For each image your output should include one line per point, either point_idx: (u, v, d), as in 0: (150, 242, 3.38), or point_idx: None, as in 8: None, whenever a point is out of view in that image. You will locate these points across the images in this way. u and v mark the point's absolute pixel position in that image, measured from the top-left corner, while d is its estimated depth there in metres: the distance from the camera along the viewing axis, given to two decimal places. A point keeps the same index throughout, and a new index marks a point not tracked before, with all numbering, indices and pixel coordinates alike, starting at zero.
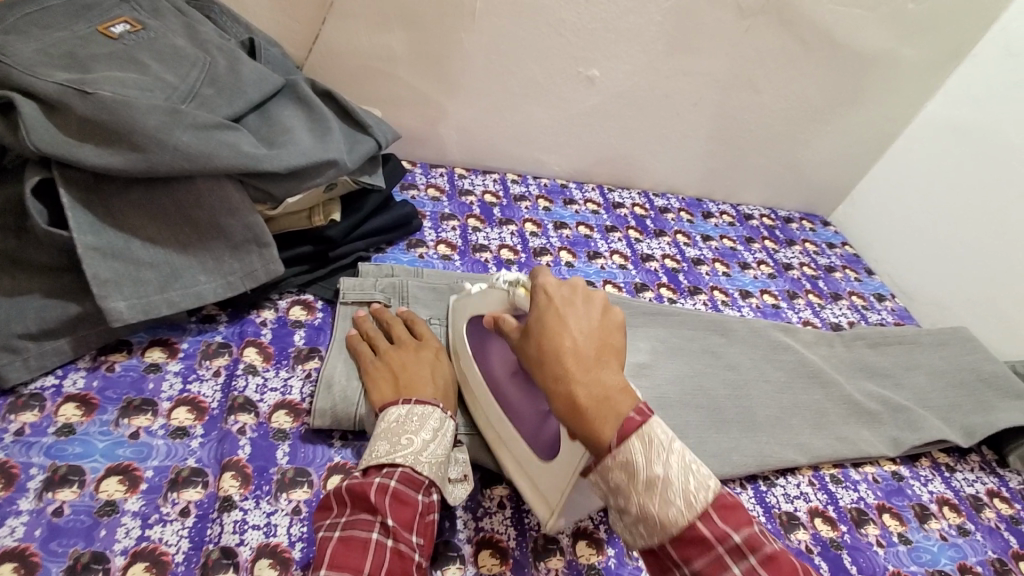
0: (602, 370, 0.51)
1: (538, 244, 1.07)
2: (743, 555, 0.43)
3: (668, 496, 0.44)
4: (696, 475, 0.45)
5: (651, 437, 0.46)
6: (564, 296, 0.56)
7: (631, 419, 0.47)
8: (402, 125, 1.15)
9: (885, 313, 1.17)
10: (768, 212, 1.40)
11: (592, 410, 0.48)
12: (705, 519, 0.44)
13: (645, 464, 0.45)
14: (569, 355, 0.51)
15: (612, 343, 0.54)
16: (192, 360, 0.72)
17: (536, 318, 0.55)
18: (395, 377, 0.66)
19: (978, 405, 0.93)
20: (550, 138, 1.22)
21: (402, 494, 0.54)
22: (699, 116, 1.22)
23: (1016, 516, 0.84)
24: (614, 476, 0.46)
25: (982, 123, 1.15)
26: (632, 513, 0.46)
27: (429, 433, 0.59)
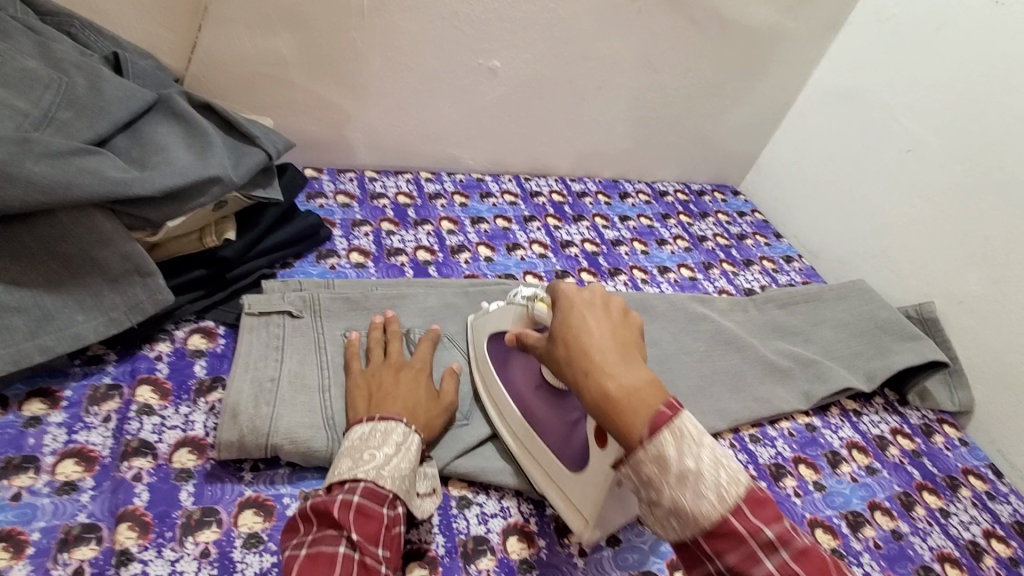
0: (631, 364, 0.49)
1: (455, 241, 1.06)
2: (775, 550, 0.42)
3: (700, 489, 0.44)
4: (727, 470, 0.44)
5: (683, 430, 0.45)
6: (587, 297, 0.55)
7: (661, 414, 0.46)
8: (303, 132, 1.10)
9: (793, 274, 1.23)
10: (682, 187, 1.44)
11: (625, 404, 0.47)
12: (737, 514, 0.43)
13: (677, 457, 0.44)
14: (599, 351, 0.50)
15: (636, 339, 0.52)
16: (78, 408, 0.67)
17: (560, 320, 0.53)
18: (369, 396, 0.65)
19: (877, 350, 1.00)
20: (460, 132, 1.21)
21: (365, 508, 0.54)
22: (605, 99, 1.24)
23: (917, 450, 0.91)
24: (647, 469, 0.45)
25: (862, 86, 1.22)
26: (666, 509, 0.45)
27: (393, 448, 0.59)
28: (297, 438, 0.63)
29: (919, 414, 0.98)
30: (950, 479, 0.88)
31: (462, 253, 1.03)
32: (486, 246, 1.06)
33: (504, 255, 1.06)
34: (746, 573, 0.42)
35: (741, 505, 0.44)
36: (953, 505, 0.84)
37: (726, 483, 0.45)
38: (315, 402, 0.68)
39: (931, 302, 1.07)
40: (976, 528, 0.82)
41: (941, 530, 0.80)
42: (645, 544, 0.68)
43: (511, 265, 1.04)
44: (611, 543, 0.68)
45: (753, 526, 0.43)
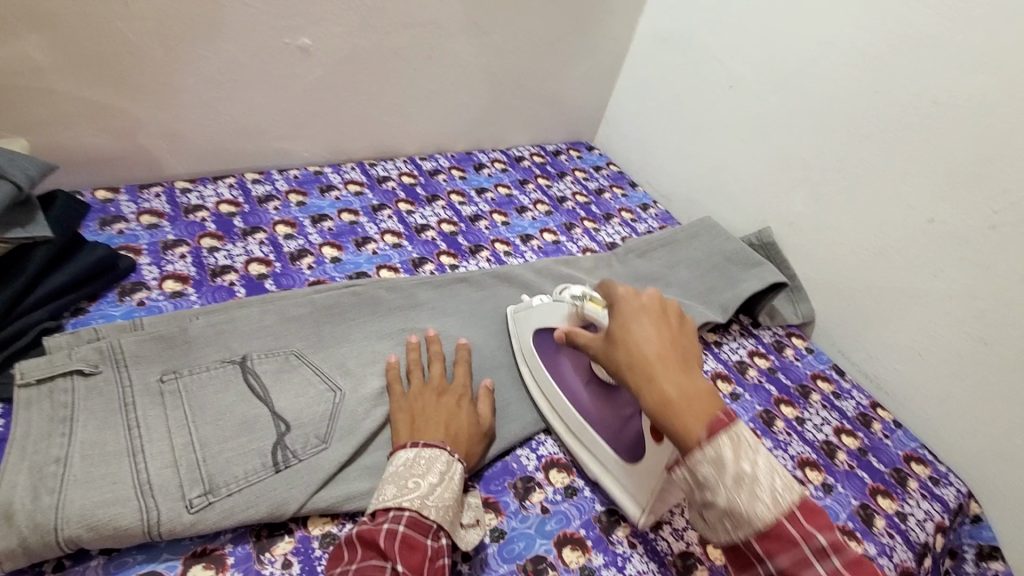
0: (690, 376, 0.53)
1: (295, 247, 0.95)
2: (827, 557, 0.44)
3: (755, 492, 0.46)
4: (782, 476, 0.47)
5: (740, 436, 0.48)
6: (644, 307, 0.58)
7: (719, 419, 0.49)
8: (83, 149, 0.91)
9: (650, 221, 1.27)
10: (537, 149, 1.42)
11: (684, 412, 0.50)
12: (790, 519, 0.46)
13: (734, 460, 0.47)
14: (656, 354, 0.54)
15: (688, 341, 0.57)
16: None
17: (620, 328, 0.58)
18: (413, 421, 0.65)
19: (729, 281, 1.06)
20: (284, 125, 1.08)
21: (410, 538, 0.53)
22: (440, 69, 1.17)
23: (771, 366, 0.98)
24: (704, 471, 0.48)
25: (684, 29, 1.26)
26: (720, 511, 0.47)
27: (437, 476, 0.58)
28: (97, 523, 0.53)
29: (771, 332, 1.06)
30: (802, 387, 0.96)
31: (304, 258, 0.93)
32: (331, 246, 0.97)
33: (354, 253, 0.97)
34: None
35: (832, 566, 0.44)
36: (806, 412, 0.91)
37: (804, 518, 0.46)
38: (124, 470, 0.57)
39: (768, 228, 1.15)
40: (828, 428, 0.90)
41: (799, 437, 0.87)
42: (531, 529, 0.66)
43: (361, 262, 0.96)
44: (495, 538, 0.64)
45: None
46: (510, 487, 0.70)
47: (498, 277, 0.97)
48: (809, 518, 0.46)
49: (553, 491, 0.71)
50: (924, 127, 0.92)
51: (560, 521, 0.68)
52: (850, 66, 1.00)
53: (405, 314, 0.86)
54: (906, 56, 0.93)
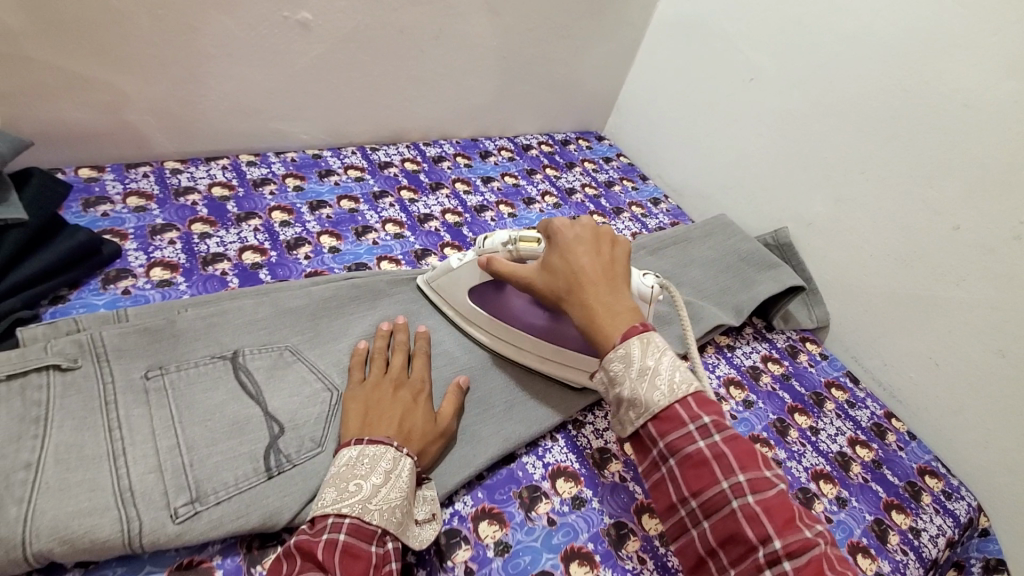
0: (615, 294, 0.61)
1: (292, 235, 0.90)
2: (709, 434, 0.51)
3: (655, 383, 0.53)
4: (681, 371, 0.54)
5: (650, 340, 0.55)
6: (578, 237, 0.66)
7: (635, 327, 0.57)
8: (64, 123, 0.86)
9: (661, 216, 1.22)
10: (546, 138, 1.36)
11: (606, 320, 0.58)
12: (681, 403, 0.52)
13: (641, 357, 0.54)
14: (587, 273, 0.62)
15: (618, 264, 0.65)
16: None
17: (556, 257, 0.65)
18: (364, 413, 0.61)
19: (743, 282, 1.02)
20: (282, 105, 1.02)
21: (352, 547, 0.49)
22: (447, 50, 1.11)
23: (785, 372, 0.95)
24: (614, 368, 0.55)
25: (703, 16, 1.20)
26: (626, 402, 0.54)
27: (381, 476, 0.54)
28: (72, 536, 0.49)
29: (784, 336, 1.03)
30: (816, 395, 0.93)
31: (301, 247, 0.88)
32: (330, 235, 0.92)
33: (353, 242, 0.92)
34: (681, 449, 0.51)
35: (713, 442, 0.50)
36: (821, 421, 0.88)
37: (695, 403, 0.53)
38: (103, 477, 0.53)
39: (784, 228, 1.11)
40: (842, 439, 0.87)
41: (813, 448, 0.84)
42: (537, 542, 0.63)
43: (362, 253, 0.91)
44: (500, 551, 0.61)
45: (722, 462, 0.50)
46: (515, 497, 0.67)
47: None
48: (701, 405, 0.53)
49: (560, 502, 0.67)
50: (953, 128, 0.88)
51: (567, 535, 0.64)
52: (877, 61, 0.95)
53: (407, 309, 0.82)
54: (938, 51, 0.89)
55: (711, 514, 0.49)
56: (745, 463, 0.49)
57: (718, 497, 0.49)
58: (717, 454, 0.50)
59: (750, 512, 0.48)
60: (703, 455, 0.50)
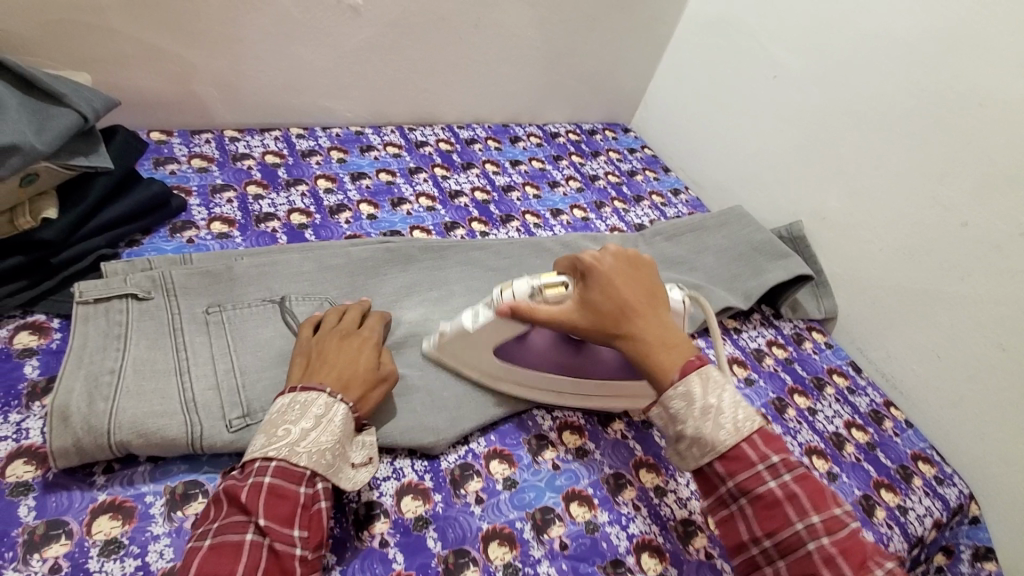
0: (663, 324, 0.63)
1: (334, 201, 0.99)
2: (778, 472, 0.55)
3: (719, 422, 0.57)
4: (743, 408, 0.58)
5: (709, 375, 0.59)
6: (615, 267, 0.65)
7: (692, 362, 0.59)
8: (139, 90, 0.96)
9: (680, 206, 1.27)
10: (574, 127, 1.42)
11: (664, 355, 0.60)
12: (747, 443, 0.57)
13: (702, 396, 0.57)
14: (634, 307, 0.62)
15: (655, 287, 0.66)
16: (15, 405, 0.61)
17: (596, 292, 0.63)
18: (308, 362, 0.61)
19: (755, 270, 1.07)
20: (330, 82, 1.11)
21: (278, 489, 0.51)
22: (485, 38, 1.18)
23: (789, 357, 0.99)
24: (675, 406, 0.58)
25: (733, 14, 1.24)
26: (688, 438, 0.58)
27: (311, 421, 0.55)
28: (147, 431, 0.58)
29: (792, 324, 1.07)
30: (817, 380, 0.97)
31: (342, 213, 0.97)
32: (368, 204, 1.00)
33: (389, 211, 1.00)
34: (752, 489, 0.55)
35: (784, 482, 0.55)
36: (819, 403, 0.93)
37: (762, 443, 0.57)
38: (172, 387, 0.62)
39: (799, 221, 1.15)
40: (838, 421, 0.91)
41: (809, 426, 0.88)
42: (541, 482, 0.70)
43: (396, 221, 0.99)
44: (507, 486, 0.68)
45: (795, 502, 0.54)
46: (524, 442, 0.74)
47: (526, 247, 0.99)
48: (767, 444, 0.57)
49: (565, 451, 0.74)
50: (966, 129, 0.91)
51: (569, 478, 0.71)
52: (898, 63, 0.99)
53: (435, 272, 0.90)
54: (955, 55, 0.92)
55: (787, 553, 0.53)
56: (817, 501, 0.54)
57: (792, 537, 0.53)
58: (787, 494, 0.54)
59: (827, 555, 0.51)
60: (774, 494, 0.54)
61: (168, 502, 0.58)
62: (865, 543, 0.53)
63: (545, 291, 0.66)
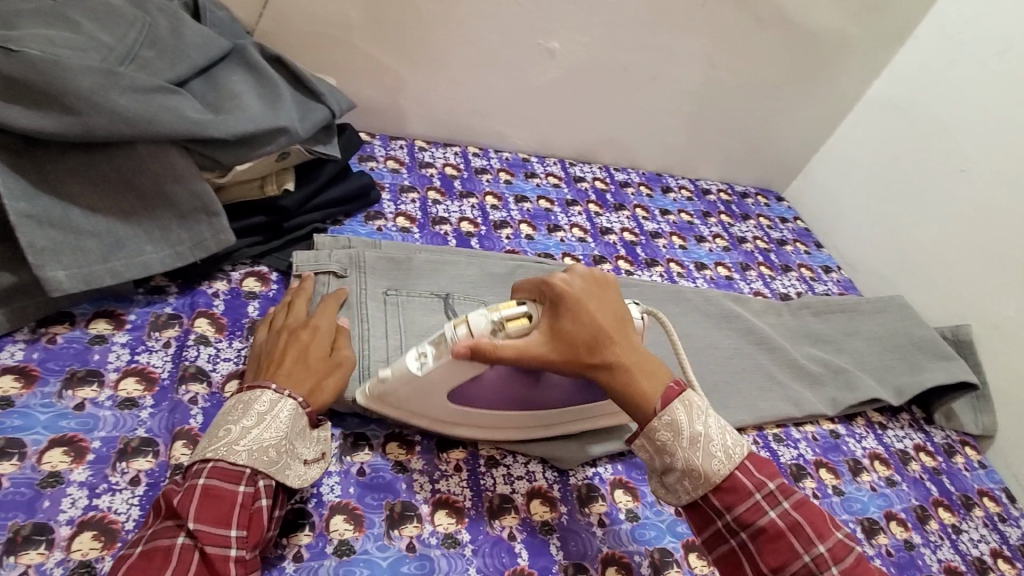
0: (635, 349, 0.60)
1: (498, 217, 1.07)
2: (777, 501, 0.54)
3: (709, 450, 0.55)
4: (729, 434, 0.57)
5: (691, 401, 0.57)
6: (584, 290, 0.61)
7: (672, 388, 0.58)
8: (358, 95, 1.12)
9: (831, 284, 1.22)
10: (726, 187, 1.42)
11: (643, 380, 0.58)
12: (742, 471, 0.55)
13: (688, 424, 0.56)
14: (608, 336, 0.59)
15: (624, 310, 0.63)
16: (239, 334, 0.73)
17: (569, 318, 0.59)
18: (257, 363, 0.63)
19: (909, 365, 1.00)
20: (512, 112, 1.21)
21: (213, 489, 0.51)
22: (659, 90, 1.24)
23: (937, 467, 0.92)
24: (661, 437, 0.56)
25: (921, 100, 1.21)
26: (680, 471, 0.56)
27: (253, 419, 0.55)
28: None
29: (943, 433, 0.98)
30: (967, 499, 0.89)
31: (504, 229, 1.05)
32: (527, 225, 1.08)
33: (545, 235, 1.07)
34: (752, 522, 0.54)
35: (784, 510, 0.54)
36: (966, 524, 0.85)
37: (755, 469, 0.56)
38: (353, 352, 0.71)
39: (967, 325, 1.07)
40: (985, 547, 0.83)
41: (952, 546, 0.81)
42: (663, 523, 0.70)
43: (550, 245, 1.05)
44: (630, 517, 0.69)
45: (798, 532, 0.53)
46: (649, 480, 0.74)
47: (666, 292, 0.98)
48: (758, 469, 0.56)
49: None
50: None
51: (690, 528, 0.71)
52: None
53: None
54: None
55: None
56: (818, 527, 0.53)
57: (801, 569, 0.52)
58: (789, 523, 0.54)
59: None
60: (777, 525, 0.53)
61: (341, 446, 0.66)
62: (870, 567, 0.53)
63: (507, 324, 0.60)
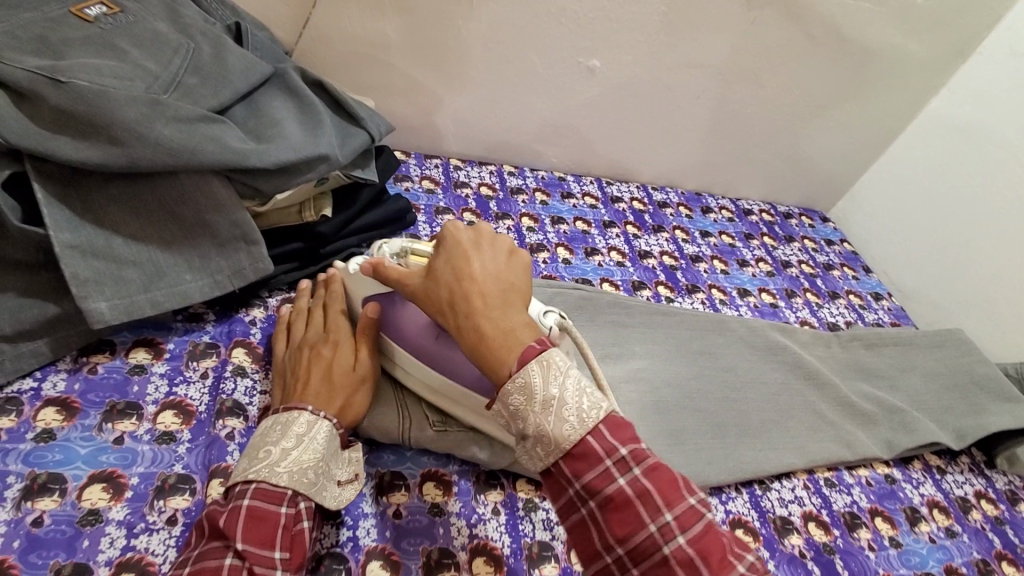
0: (510, 308, 0.52)
1: (535, 240, 1.05)
2: (627, 467, 0.45)
3: (562, 414, 0.46)
4: (589, 396, 0.47)
5: (550, 361, 0.48)
6: (473, 240, 0.56)
7: (529, 347, 0.49)
8: (394, 114, 1.11)
9: (881, 313, 1.16)
10: (768, 207, 1.37)
11: (498, 337, 0.50)
12: (595, 434, 0.46)
13: (542, 385, 0.47)
14: (477, 288, 0.52)
15: (518, 276, 0.55)
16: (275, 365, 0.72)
17: (442, 263, 0.55)
18: (285, 380, 0.63)
19: (970, 407, 0.95)
20: (549, 131, 1.19)
21: (257, 511, 0.49)
22: (701, 109, 1.19)
23: (1002, 517, 0.86)
24: (512, 400, 0.48)
25: (985, 123, 1.15)
26: (532, 437, 0.47)
27: (293, 440, 0.54)
28: (371, 420, 0.65)
29: (1008, 480, 0.92)
30: None
31: (540, 252, 1.03)
32: (564, 248, 1.05)
33: (582, 259, 1.04)
34: (600, 491, 0.45)
35: (633, 478, 0.45)
36: None
37: (610, 432, 0.47)
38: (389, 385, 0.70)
39: None
40: None
41: None
42: None
43: (588, 270, 1.02)
44: None
45: (647, 501, 0.44)
46: None
47: (711, 322, 0.94)
48: (616, 432, 0.47)
49: None
50: None
51: None
52: None
53: None
54: None
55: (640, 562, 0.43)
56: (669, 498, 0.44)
57: (646, 542, 0.43)
58: (638, 492, 0.45)
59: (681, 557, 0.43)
60: (625, 494, 0.44)
61: (377, 486, 0.64)
62: (721, 537, 0.45)
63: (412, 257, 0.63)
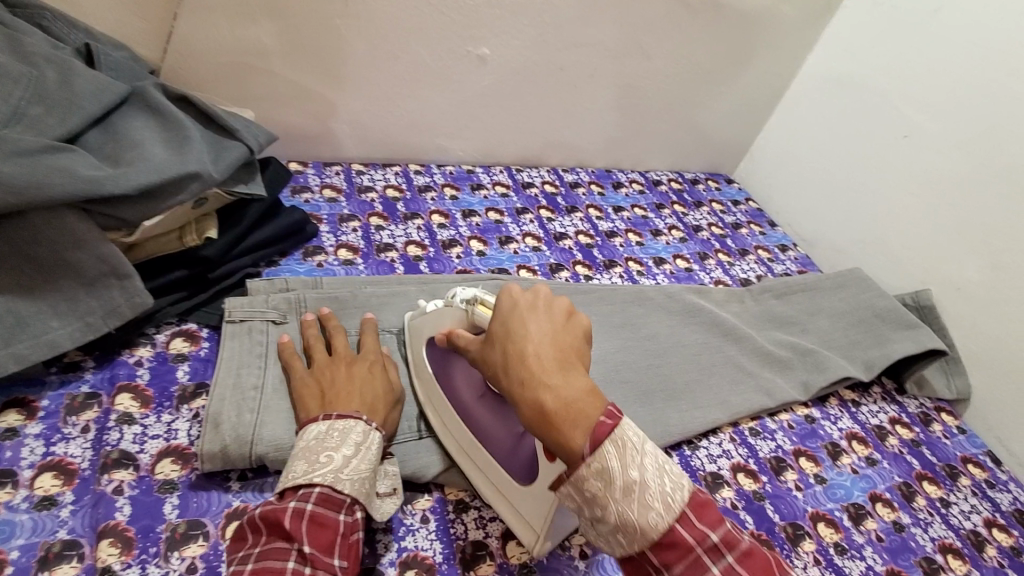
0: (569, 373, 0.47)
1: (447, 236, 1.03)
2: (720, 555, 0.42)
3: (645, 501, 0.43)
4: (670, 476, 0.45)
5: (624, 441, 0.44)
6: (529, 304, 0.52)
7: (601, 424, 0.45)
8: (284, 123, 1.06)
9: (788, 263, 1.22)
10: (676, 175, 1.41)
11: (564, 418, 0.45)
12: (684, 524, 0.43)
13: (621, 470, 0.44)
14: (532, 354, 0.48)
15: (580, 344, 0.51)
16: (168, 406, 0.67)
17: (500, 326, 0.52)
18: (321, 393, 0.61)
19: (875, 338, 1.01)
20: (450, 124, 1.17)
21: (319, 516, 0.50)
22: (598, 86, 1.21)
23: (916, 439, 0.92)
24: (590, 485, 0.44)
25: (860, 71, 1.22)
26: (613, 525, 0.44)
27: (352, 448, 0.55)
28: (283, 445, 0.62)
29: (917, 402, 0.99)
30: (950, 468, 0.89)
31: (454, 248, 1.01)
32: (478, 240, 1.04)
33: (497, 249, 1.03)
34: None
35: (727, 565, 0.42)
36: (953, 494, 0.84)
37: (695, 517, 0.44)
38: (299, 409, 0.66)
39: (928, 290, 1.09)
40: (976, 517, 0.82)
41: (942, 520, 0.80)
42: None
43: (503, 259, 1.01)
44: None
45: None
46: None
47: (629, 294, 0.95)
48: (700, 515, 0.44)
49: None
50: None
51: None
52: None
53: None
54: None
55: None
56: None
57: None
58: None
59: None
60: None
61: None
62: None
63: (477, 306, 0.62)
